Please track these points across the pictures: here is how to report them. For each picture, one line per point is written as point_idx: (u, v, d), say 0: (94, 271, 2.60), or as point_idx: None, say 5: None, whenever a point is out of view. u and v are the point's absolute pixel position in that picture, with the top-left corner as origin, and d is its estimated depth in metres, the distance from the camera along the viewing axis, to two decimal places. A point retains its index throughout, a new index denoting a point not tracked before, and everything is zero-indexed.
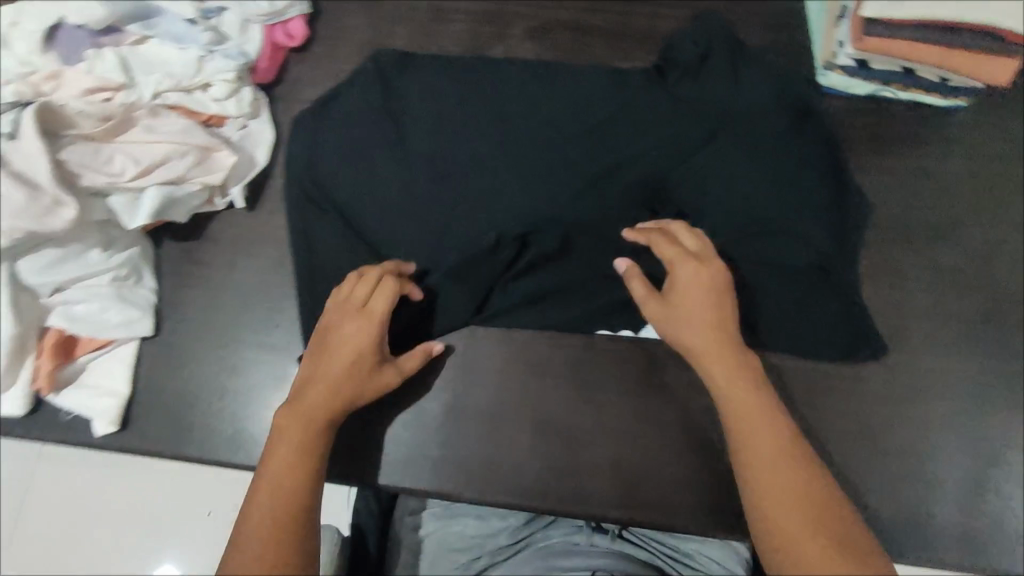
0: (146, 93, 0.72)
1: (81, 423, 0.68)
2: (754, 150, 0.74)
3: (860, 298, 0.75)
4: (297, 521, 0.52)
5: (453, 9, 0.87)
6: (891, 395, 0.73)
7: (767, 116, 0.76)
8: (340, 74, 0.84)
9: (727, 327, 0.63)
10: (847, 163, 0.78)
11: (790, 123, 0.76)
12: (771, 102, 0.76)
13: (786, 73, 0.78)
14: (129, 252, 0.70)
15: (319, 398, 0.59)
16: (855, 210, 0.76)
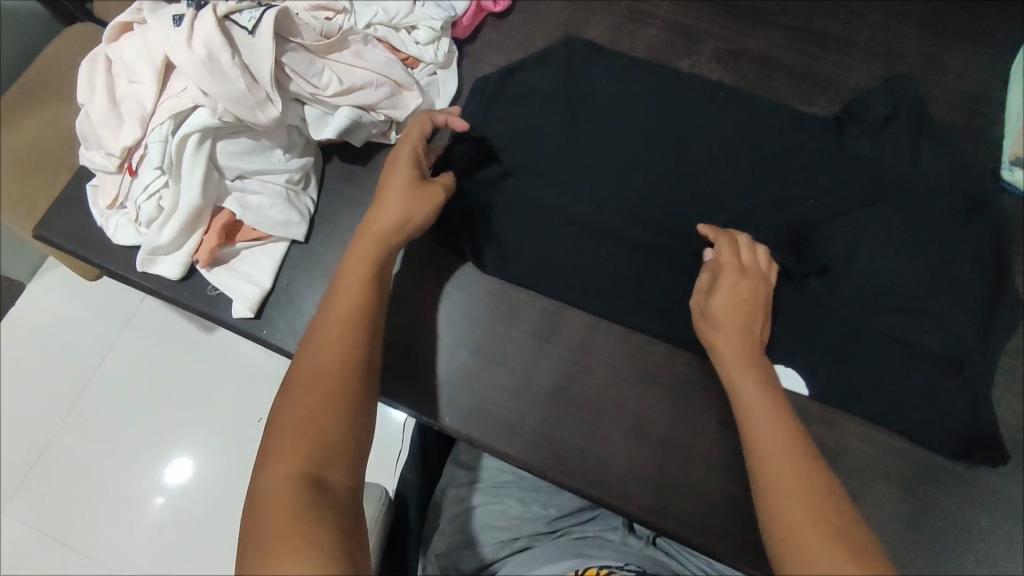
0: (360, 22, 0.77)
1: (222, 300, 0.75)
2: (914, 226, 0.74)
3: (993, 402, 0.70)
4: (338, 399, 0.55)
5: (649, 14, 0.88)
6: (1009, 513, 0.67)
7: (937, 197, 0.76)
8: (529, 45, 0.86)
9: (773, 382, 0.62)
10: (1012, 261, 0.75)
11: (960, 209, 0.75)
12: (945, 184, 0.76)
13: (966, 161, 0.78)
14: (303, 161, 0.76)
15: (343, 296, 0.61)
16: (1011, 312, 0.72)
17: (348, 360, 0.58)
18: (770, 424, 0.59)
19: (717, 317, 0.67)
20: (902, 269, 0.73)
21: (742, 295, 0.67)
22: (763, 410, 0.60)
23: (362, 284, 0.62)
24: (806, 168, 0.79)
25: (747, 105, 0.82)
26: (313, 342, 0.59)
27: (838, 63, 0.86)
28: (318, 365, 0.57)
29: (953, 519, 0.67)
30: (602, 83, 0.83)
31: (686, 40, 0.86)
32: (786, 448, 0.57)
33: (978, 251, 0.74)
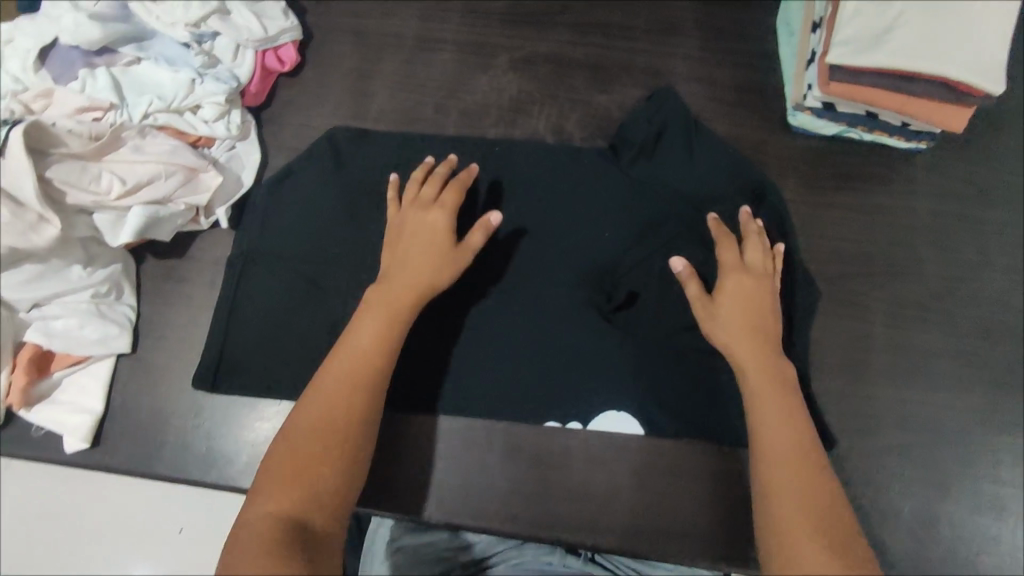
0: (135, 114, 0.73)
1: (51, 440, 0.70)
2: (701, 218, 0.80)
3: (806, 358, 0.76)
4: (332, 457, 0.55)
5: (439, 40, 0.89)
6: (850, 425, 0.75)
7: (715, 190, 0.81)
8: (328, 98, 0.86)
9: (784, 379, 0.64)
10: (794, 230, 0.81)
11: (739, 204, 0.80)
12: (722, 176, 0.82)
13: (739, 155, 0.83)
14: (109, 269, 0.72)
15: (356, 360, 0.61)
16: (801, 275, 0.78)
17: (343, 424, 0.57)
18: (777, 397, 0.61)
19: (726, 293, 0.68)
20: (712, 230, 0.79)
21: (749, 291, 0.68)
22: (769, 388, 0.62)
23: (375, 362, 0.61)
24: (612, 162, 0.83)
25: (547, 113, 0.86)
26: (305, 408, 0.58)
27: (627, 49, 0.90)
28: (307, 442, 0.56)
29: None
30: (407, 123, 0.86)
31: (478, 58, 0.88)
32: (796, 463, 0.56)
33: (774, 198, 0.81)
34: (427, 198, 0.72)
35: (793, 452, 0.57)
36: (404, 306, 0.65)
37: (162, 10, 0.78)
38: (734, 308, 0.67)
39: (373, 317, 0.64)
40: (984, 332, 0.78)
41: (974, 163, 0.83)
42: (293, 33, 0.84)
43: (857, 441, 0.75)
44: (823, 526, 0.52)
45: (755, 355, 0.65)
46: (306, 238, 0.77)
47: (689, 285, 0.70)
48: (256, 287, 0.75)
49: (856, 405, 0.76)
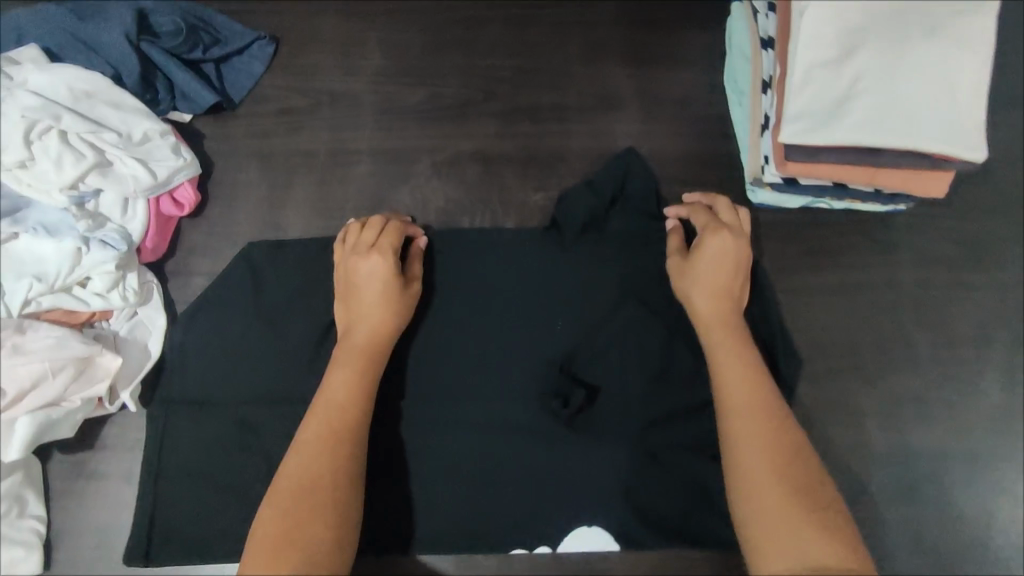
0: (14, 304, 0.66)
1: None
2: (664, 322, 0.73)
3: None
4: (319, 495, 0.55)
5: (353, 151, 0.80)
6: None
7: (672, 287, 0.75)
8: (237, 236, 0.78)
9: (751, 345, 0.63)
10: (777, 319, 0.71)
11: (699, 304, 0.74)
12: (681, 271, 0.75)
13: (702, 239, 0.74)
14: (8, 484, 0.64)
15: (334, 405, 0.60)
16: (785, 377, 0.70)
17: (337, 462, 0.57)
18: (749, 376, 0.60)
19: (702, 256, 0.67)
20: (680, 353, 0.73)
21: (728, 253, 0.66)
22: (734, 356, 0.62)
23: (356, 405, 0.61)
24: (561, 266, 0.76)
25: (479, 222, 0.78)
26: (292, 463, 0.57)
27: (561, 133, 0.81)
28: (295, 482, 0.56)
29: None
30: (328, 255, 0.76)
31: (398, 166, 0.79)
32: (774, 446, 0.55)
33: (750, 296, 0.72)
34: (367, 239, 0.68)
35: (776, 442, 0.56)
36: (377, 347, 0.65)
37: (32, 175, 0.69)
38: (711, 262, 0.66)
39: (344, 372, 0.62)
40: (986, 419, 0.70)
41: (957, 222, 0.74)
42: (188, 171, 0.76)
43: None
44: (803, 512, 0.51)
45: (733, 331, 0.64)
46: (233, 414, 0.70)
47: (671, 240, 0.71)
48: (188, 474, 0.68)
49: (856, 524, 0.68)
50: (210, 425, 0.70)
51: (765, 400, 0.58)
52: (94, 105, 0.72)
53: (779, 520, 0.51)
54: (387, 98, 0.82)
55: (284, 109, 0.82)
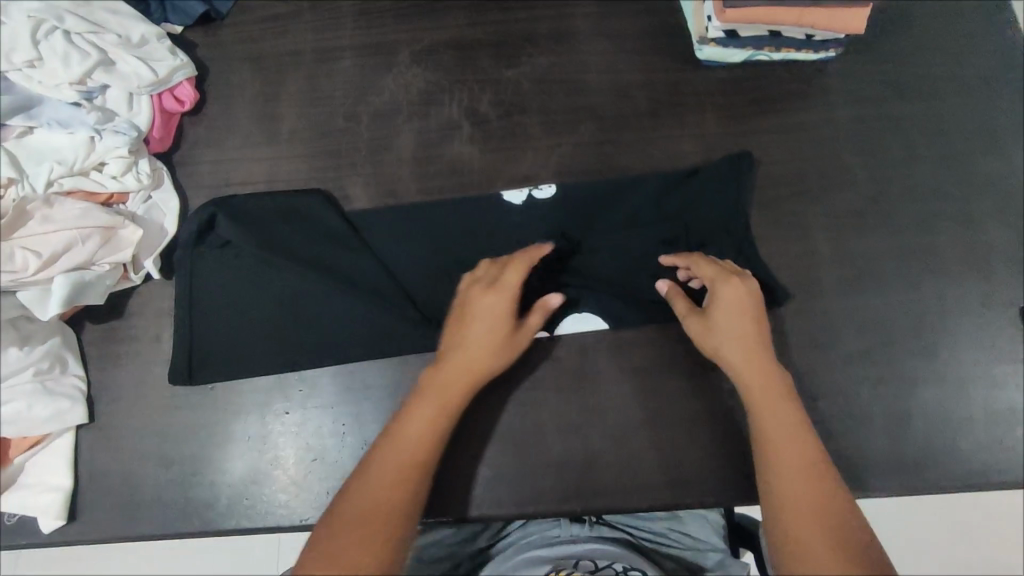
0: (39, 185, 0.70)
1: (28, 522, 0.70)
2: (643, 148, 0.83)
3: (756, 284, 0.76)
4: (395, 512, 0.56)
5: (338, 48, 0.87)
6: (812, 340, 0.75)
7: (639, 119, 0.84)
8: (235, 128, 0.84)
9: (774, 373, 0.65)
10: (726, 147, 0.82)
11: (668, 128, 0.83)
12: (645, 107, 0.84)
13: (662, 81, 0.85)
14: (47, 344, 0.71)
15: (397, 452, 0.60)
16: (741, 192, 0.80)
17: (400, 499, 0.57)
18: (773, 408, 0.63)
19: (721, 314, 0.68)
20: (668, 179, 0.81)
21: (743, 307, 0.67)
22: (772, 400, 0.63)
23: (433, 432, 0.62)
24: (539, 114, 0.84)
25: (458, 98, 0.84)
26: (359, 498, 0.57)
27: (525, 19, 0.88)
28: (358, 514, 0.56)
29: None
30: (322, 137, 0.83)
31: (380, 57, 0.86)
32: (802, 472, 0.59)
33: (699, 145, 0.83)
34: (487, 278, 0.69)
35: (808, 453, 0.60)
36: (450, 395, 0.64)
37: (43, 73, 0.74)
38: (729, 307, 0.67)
39: (500, 359, 0.67)
40: (920, 227, 0.78)
41: (880, 63, 0.84)
42: (186, 70, 0.82)
43: (822, 355, 0.74)
44: (814, 509, 0.56)
45: (737, 329, 0.67)
46: (255, 253, 0.76)
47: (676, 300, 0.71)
48: (217, 312, 0.75)
49: (814, 323, 0.75)
50: (234, 263, 0.76)
51: (798, 431, 0.61)
52: (93, 11, 0.78)
53: (791, 494, 0.58)
54: None
55: (269, 14, 0.88)
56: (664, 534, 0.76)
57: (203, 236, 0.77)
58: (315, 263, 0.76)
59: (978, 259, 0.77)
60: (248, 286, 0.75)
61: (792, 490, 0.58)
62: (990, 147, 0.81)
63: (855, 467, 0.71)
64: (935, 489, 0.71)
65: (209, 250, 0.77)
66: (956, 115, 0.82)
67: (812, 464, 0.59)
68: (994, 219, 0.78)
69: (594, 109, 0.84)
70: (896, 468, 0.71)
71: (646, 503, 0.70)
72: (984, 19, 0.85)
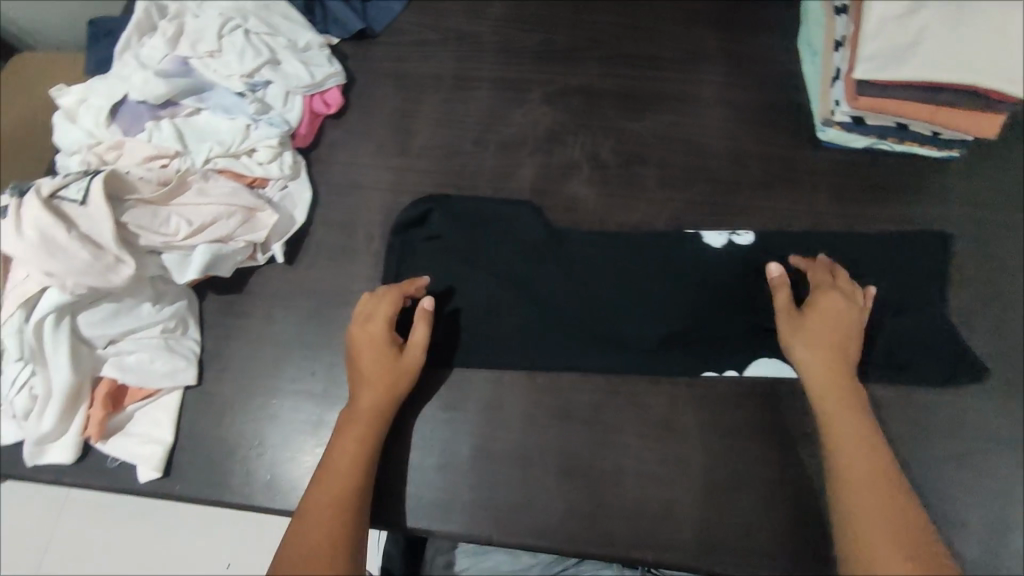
0: (198, 160, 0.78)
1: (126, 469, 0.73)
2: (757, 215, 0.85)
3: (858, 366, 0.76)
4: (327, 548, 0.58)
5: (477, 78, 0.93)
6: (900, 434, 0.75)
7: (754, 187, 0.86)
8: (370, 136, 0.90)
9: (854, 397, 0.67)
10: (840, 228, 0.84)
11: (783, 199, 0.85)
12: (761, 177, 0.87)
13: (781, 154, 0.88)
14: (175, 305, 0.76)
15: (330, 477, 0.64)
16: (851, 272, 0.80)
17: (343, 548, 0.59)
18: (852, 428, 0.65)
19: (822, 318, 0.70)
20: (780, 250, 0.82)
21: (839, 312, 0.70)
22: (847, 416, 0.65)
23: (355, 473, 0.65)
24: (657, 167, 0.87)
25: (582, 141, 0.89)
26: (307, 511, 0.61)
27: (653, 78, 0.93)
28: (320, 534, 0.59)
29: None
30: (449, 157, 0.88)
31: (514, 93, 0.92)
32: (883, 499, 0.59)
33: (810, 222, 0.84)
34: (367, 306, 0.73)
35: (871, 466, 0.62)
36: (373, 433, 0.68)
37: (218, 63, 0.83)
38: (826, 309, 0.70)
39: (380, 374, 0.70)
40: (1021, 339, 0.78)
41: (1001, 171, 0.84)
42: (338, 78, 0.89)
43: (914, 450, 0.73)
44: (889, 532, 0.57)
45: (822, 332, 0.70)
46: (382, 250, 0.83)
47: (779, 292, 0.73)
48: (335, 302, 0.80)
49: (908, 417, 0.74)
50: (360, 261, 0.82)
51: (868, 451, 0.63)
52: (270, 15, 0.87)
53: (874, 513, 0.59)
54: (507, 38, 0.95)
55: (418, 39, 0.95)
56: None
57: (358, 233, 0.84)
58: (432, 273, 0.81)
59: None
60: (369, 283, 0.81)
61: (867, 504, 0.59)
62: None
63: None
64: None
65: (336, 248, 0.83)
66: None
67: (888, 485, 0.61)
68: None
69: (710, 172, 0.87)
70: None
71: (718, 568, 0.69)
72: None
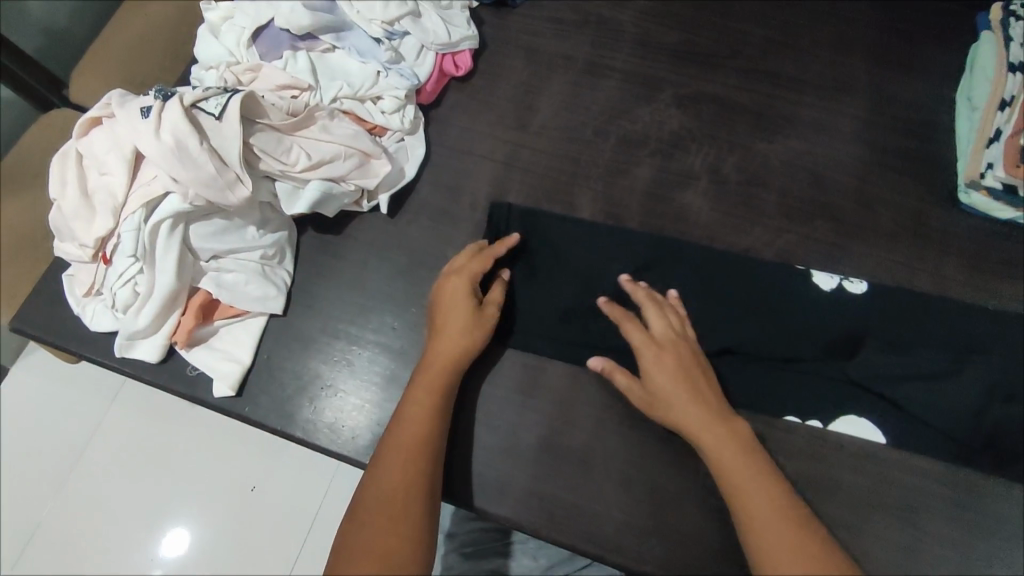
0: (326, 97, 0.79)
1: (201, 380, 0.75)
2: (877, 265, 0.80)
3: (957, 447, 0.71)
4: (399, 504, 0.59)
5: (608, 67, 0.90)
6: (997, 530, 0.68)
7: (878, 236, 0.81)
8: (492, 105, 0.89)
9: (739, 444, 0.64)
10: (965, 297, 0.78)
11: (908, 255, 0.80)
12: (888, 226, 0.82)
13: (914, 207, 0.82)
14: (277, 234, 0.77)
15: (407, 423, 0.65)
16: (967, 347, 0.75)
17: (412, 499, 0.60)
18: (746, 476, 0.61)
19: (645, 361, 0.69)
20: (893, 307, 0.77)
21: (671, 346, 0.70)
22: (730, 463, 0.62)
23: (423, 425, 0.64)
24: (779, 194, 0.83)
25: (705, 152, 0.85)
26: (384, 455, 0.63)
27: (790, 101, 0.88)
28: (392, 479, 0.61)
29: (945, 538, 0.68)
30: (566, 142, 0.86)
31: (644, 89, 0.89)
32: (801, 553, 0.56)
33: (934, 284, 0.78)
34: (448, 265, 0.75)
35: (760, 477, 0.62)
36: (439, 385, 0.67)
37: (363, 6, 0.83)
38: (643, 348, 0.70)
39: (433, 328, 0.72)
40: None
41: None
42: (472, 41, 0.88)
43: (1003, 549, 0.68)
44: None
45: (658, 375, 0.68)
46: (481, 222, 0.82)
47: (614, 371, 0.70)
48: (427, 262, 0.80)
49: (1003, 512, 0.69)
50: (459, 228, 0.82)
51: (768, 496, 0.60)
52: None
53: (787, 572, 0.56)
54: (647, 33, 0.92)
55: (556, 16, 0.93)
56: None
57: (461, 201, 0.83)
58: (528, 255, 0.80)
59: None
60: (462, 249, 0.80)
61: (781, 537, 0.57)
62: None
63: None
64: None
65: (438, 210, 0.82)
66: None
67: (783, 528, 0.58)
68: None
69: (834, 210, 0.83)
70: None
71: None
72: None
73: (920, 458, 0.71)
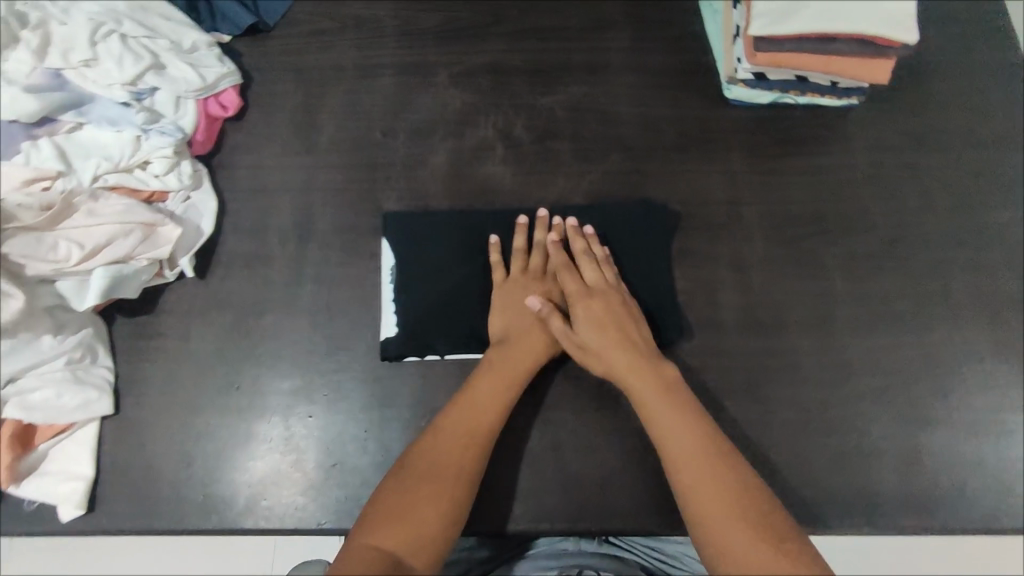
0: (85, 179, 0.73)
1: (45, 510, 0.70)
2: (673, 176, 0.85)
3: (776, 319, 0.78)
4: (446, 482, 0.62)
5: (379, 65, 0.90)
6: (829, 377, 0.76)
7: (667, 151, 0.86)
8: (276, 136, 0.86)
9: (629, 362, 0.69)
10: (755, 182, 0.84)
11: (699, 160, 0.86)
12: (675, 140, 0.87)
13: (692, 114, 0.88)
14: (80, 334, 0.72)
15: (477, 413, 0.67)
16: (765, 227, 0.82)
17: (451, 483, 0.62)
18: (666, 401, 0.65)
19: (581, 317, 0.72)
20: (696, 213, 0.83)
21: (598, 308, 0.72)
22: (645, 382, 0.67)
23: (485, 421, 0.67)
24: (572, 140, 0.87)
25: (493, 121, 0.87)
26: (441, 432, 0.65)
27: (560, 49, 0.91)
28: (432, 470, 0.62)
29: (788, 400, 0.75)
30: (359, 149, 0.85)
31: (420, 77, 0.89)
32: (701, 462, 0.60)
33: (725, 180, 0.85)
34: None
35: (675, 406, 0.65)
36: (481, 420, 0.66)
37: (96, 72, 0.77)
38: (581, 310, 0.72)
39: None
40: (935, 272, 0.80)
41: (899, 113, 0.86)
42: (232, 78, 0.85)
43: (838, 391, 0.75)
44: (719, 493, 0.58)
45: (587, 330, 0.71)
46: (296, 255, 0.80)
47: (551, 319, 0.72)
48: (255, 312, 0.78)
49: (830, 360, 0.77)
50: (277, 267, 0.80)
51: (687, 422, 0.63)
52: (147, 16, 0.81)
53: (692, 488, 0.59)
54: (406, 20, 0.91)
55: (313, 28, 0.91)
56: (677, 557, 0.76)
57: (271, 241, 0.81)
58: (353, 272, 0.79)
59: (990, 306, 0.79)
60: (282, 290, 0.79)
61: (688, 454, 0.61)
62: (1005, 199, 0.83)
63: (867, 507, 0.72)
64: (942, 531, 0.72)
65: (250, 257, 0.80)
66: (971, 164, 0.84)
67: (699, 447, 0.61)
68: (1006, 269, 0.80)
69: (623, 139, 0.87)
70: (907, 508, 0.72)
71: (659, 528, 0.71)
72: (1004, 76, 0.87)
73: (752, 338, 0.77)
